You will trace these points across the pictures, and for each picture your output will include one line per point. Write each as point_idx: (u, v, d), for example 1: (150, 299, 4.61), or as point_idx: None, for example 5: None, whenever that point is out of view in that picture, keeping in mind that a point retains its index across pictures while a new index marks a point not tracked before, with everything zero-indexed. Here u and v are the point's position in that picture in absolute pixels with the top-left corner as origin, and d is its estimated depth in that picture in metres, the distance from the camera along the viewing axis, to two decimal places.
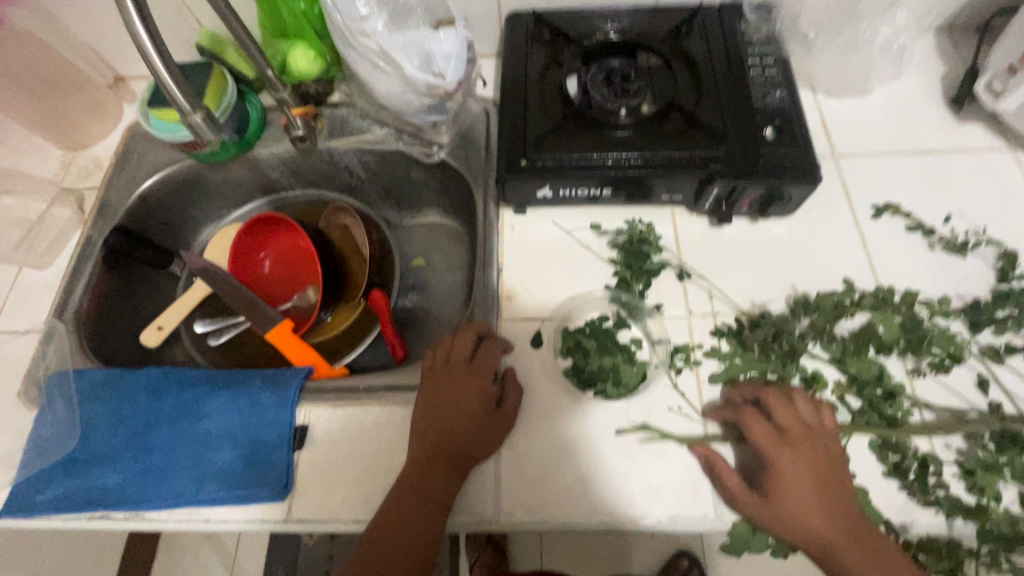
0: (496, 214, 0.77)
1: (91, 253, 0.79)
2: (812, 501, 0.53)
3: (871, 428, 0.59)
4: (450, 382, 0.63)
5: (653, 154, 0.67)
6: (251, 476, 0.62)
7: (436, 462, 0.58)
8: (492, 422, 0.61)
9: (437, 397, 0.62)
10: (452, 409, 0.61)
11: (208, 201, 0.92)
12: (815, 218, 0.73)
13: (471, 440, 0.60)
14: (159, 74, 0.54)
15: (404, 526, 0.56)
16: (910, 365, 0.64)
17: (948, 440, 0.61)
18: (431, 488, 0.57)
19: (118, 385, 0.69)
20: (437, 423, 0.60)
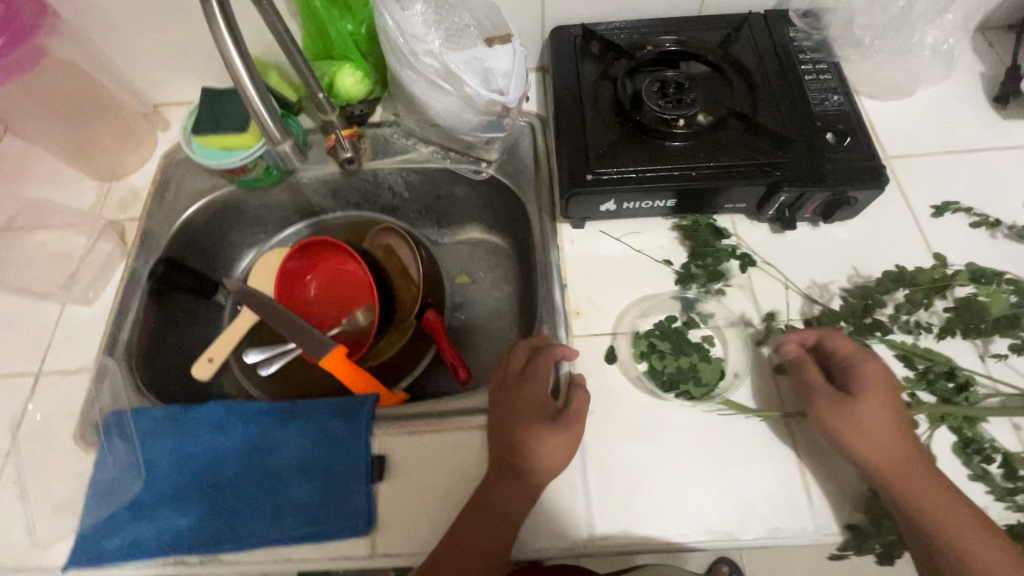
0: (553, 230, 0.76)
1: (137, 285, 0.77)
2: (882, 435, 0.55)
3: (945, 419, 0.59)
4: (518, 395, 0.62)
5: (717, 165, 0.67)
6: (331, 510, 0.60)
7: (507, 471, 0.57)
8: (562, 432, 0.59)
9: (506, 411, 0.61)
10: (519, 422, 0.60)
11: (248, 226, 0.90)
12: (875, 220, 0.73)
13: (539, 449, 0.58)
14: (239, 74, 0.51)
15: (468, 538, 0.55)
16: (982, 347, 0.65)
17: (1018, 423, 0.62)
18: (503, 494, 0.56)
19: (182, 420, 0.66)
20: (507, 435, 0.59)
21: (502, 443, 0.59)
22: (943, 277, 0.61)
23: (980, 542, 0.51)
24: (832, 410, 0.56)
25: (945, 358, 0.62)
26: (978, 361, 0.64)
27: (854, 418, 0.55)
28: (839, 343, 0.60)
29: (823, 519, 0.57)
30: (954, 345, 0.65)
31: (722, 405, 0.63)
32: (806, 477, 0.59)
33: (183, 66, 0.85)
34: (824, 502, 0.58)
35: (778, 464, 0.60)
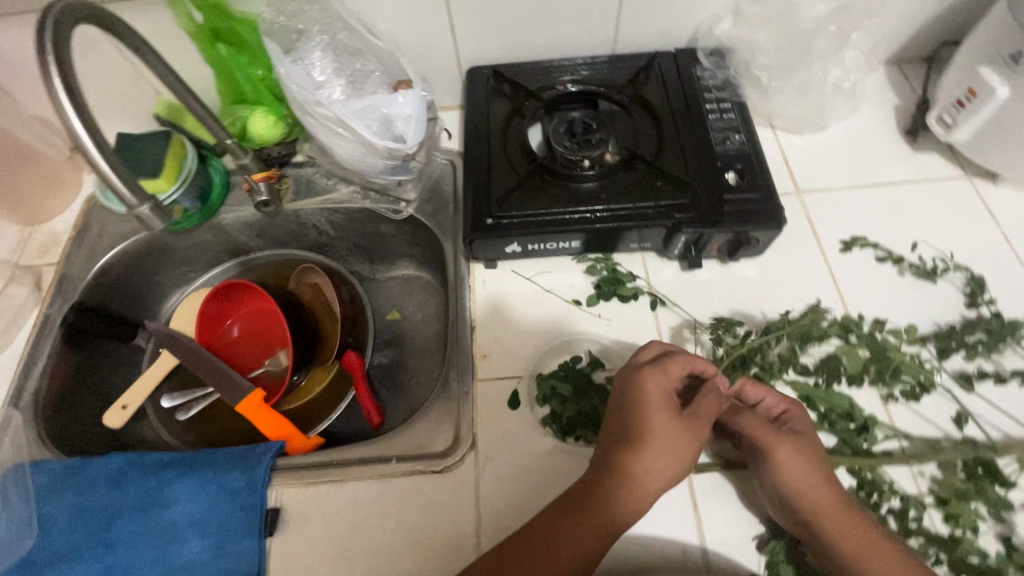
0: (466, 269, 0.75)
1: (49, 332, 0.77)
2: (818, 478, 0.55)
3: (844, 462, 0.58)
4: (667, 426, 0.55)
5: (618, 207, 0.68)
6: (220, 567, 0.59)
7: (586, 526, 0.52)
8: (645, 492, 0.53)
9: (661, 445, 0.54)
10: (676, 459, 0.54)
11: (174, 267, 0.90)
12: (785, 256, 0.72)
13: (620, 508, 0.53)
14: (81, 143, 0.48)
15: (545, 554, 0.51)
16: (884, 390, 0.63)
17: (922, 469, 0.59)
18: (572, 548, 0.51)
19: (79, 475, 0.65)
20: (650, 477, 0.53)
21: (586, 492, 0.54)
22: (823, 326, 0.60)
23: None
24: (783, 450, 0.55)
25: (846, 401, 0.59)
26: (878, 405, 0.63)
27: (793, 457, 0.55)
28: (765, 395, 0.59)
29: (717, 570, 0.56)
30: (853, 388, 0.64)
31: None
32: (701, 526, 0.58)
33: (104, 111, 0.86)
34: (718, 552, 0.57)
35: (676, 511, 0.59)
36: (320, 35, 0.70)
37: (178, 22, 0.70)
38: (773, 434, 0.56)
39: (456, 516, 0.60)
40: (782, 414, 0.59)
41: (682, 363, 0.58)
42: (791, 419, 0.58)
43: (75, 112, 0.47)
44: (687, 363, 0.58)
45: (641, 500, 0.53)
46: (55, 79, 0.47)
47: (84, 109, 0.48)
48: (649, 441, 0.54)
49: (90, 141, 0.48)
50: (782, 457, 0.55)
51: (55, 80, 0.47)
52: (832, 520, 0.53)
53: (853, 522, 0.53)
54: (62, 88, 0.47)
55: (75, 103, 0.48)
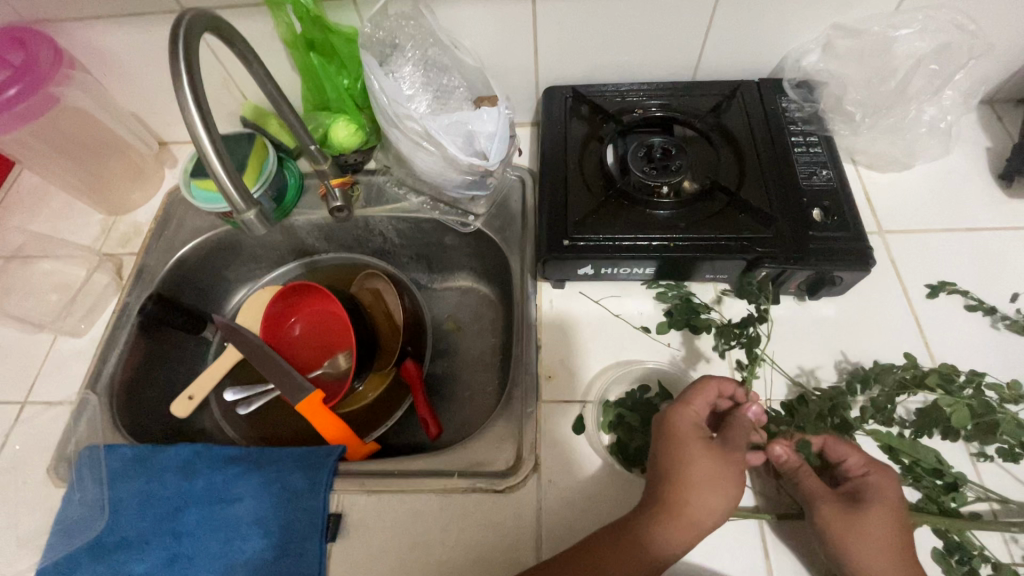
0: (534, 288, 0.75)
1: (126, 319, 0.80)
2: (886, 555, 0.51)
3: (927, 517, 0.54)
4: (706, 460, 0.52)
5: (697, 236, 0.66)
6: (280, 568, 0.59)
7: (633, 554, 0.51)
8: (689, 524, 0.51)
9: (701, 480, 0.52)
10: (716, 493, 0.52)
11: (243, 264, 0.93)
12: (866, 297, 0.70)
13: (669, 538, 0.51)
14: (202, 143, 0.49)
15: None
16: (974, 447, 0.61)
17: (1015, 535, 0.56)
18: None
19: (149, 463, 0.67)
20: (691, 511, 0.51)
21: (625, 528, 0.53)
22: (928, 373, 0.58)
23: None
24: (841, 522, 0.52)
25: (933, 455, 0.55)
26: (966, 463, 0.60)
27: (865, 537, 0.51)
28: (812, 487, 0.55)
29: None
30: (939, 442, 0.61)
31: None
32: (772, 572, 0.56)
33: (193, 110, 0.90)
34: None
35: (747, 552, 0.57)
36: (413, 50, 0.73)
37: (278, 30, 0.72)
38: (828, 501, 0.54)
39: (514, 538, 0.60)
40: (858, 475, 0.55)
41: (707, 395, 0.57)
42: (869, 484, 0.54)
43: (198, 116, 0.50)
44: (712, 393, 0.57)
45: (685, 532, 0.51)
46: (186, 86, 0.49)
47: (205, 112, 0.50)
48: (689, 479, 0.52)
49: (210, 144, 0.50)
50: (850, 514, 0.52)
51: (186, 86, 0.49)
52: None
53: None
54: (189, 91, 0.49)
55: (200, 107, 0.50)
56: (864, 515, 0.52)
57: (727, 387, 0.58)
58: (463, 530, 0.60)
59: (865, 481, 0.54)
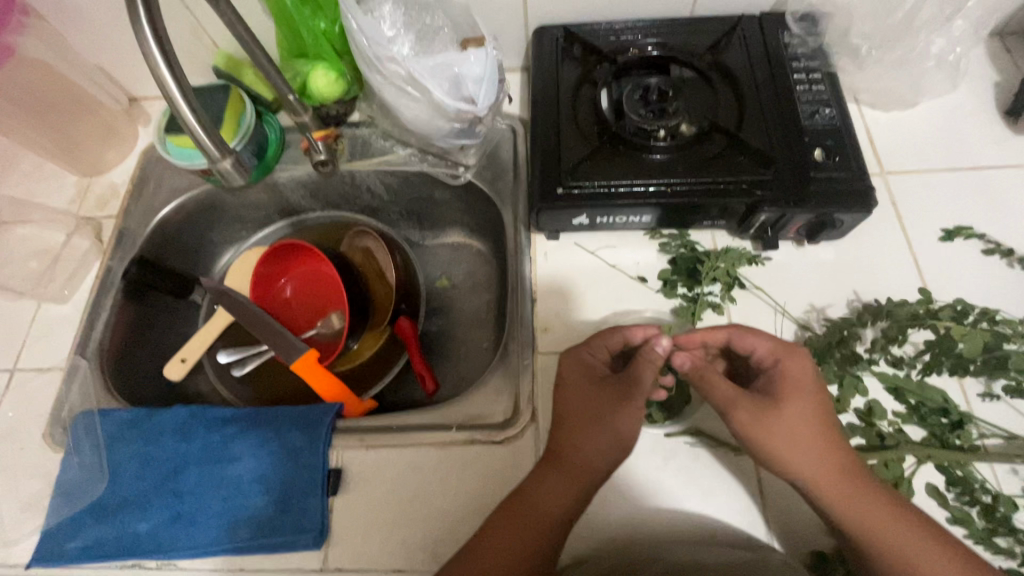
0: (527, 240, 0.74)
1: (111, 284, 0.78)
2: (808, 448, 0.52)
3: (930, 452, 0.56)
4: (582, 397, 0.58)
5: (695, 180, 0.64)
6: (283, 523, 0.60)
7: (527, 511, 0.53)
8: (576, 462, 0.55)
9: (577, 418, 0.57)
10: (597, 436, 0.55)
11: (227, 224, 0.90)
12: (865, 240, 0.69)
13: (554, 487, 0.54)
14: (161, 75, 0.49)
15: (502, 536, 0.52)
16: (980, 386, 0.60)
17: (1015, 466, 0.57)
18: (509, 548, 0.51)
19: (146, 426, 0.67)
20: (565, 444, 0.56)
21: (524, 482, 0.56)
22: (924, 314, 0.56)
23: (895, 521, 0.50)
24: (749, 414, 0.53)
25: (940, 394, 0.57)
26: (967, 399, 0.60)
27: (789, 428, 0.53)
28: (719, 390, 0.55)
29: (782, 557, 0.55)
30: (942, 380, 0.61)
31: (687, 434, 0.60)
32: (768, 511, 0.57)
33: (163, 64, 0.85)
34: (785, 544, 0.56)
35: (744, 495, 0.57)
36: None
37: None
38: (743, 405, 0.54)
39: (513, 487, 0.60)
40: (773, 365, 0.56)
41: (603, 340, 0.59)
42: (783, 371, 0.55)
43: (156, 51, 0.48)
44: (614, 338, 0.59)
45: (576, 475, 0.55)
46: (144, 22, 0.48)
47: (173, 65, 0.49)
48: (564, 416, 0.58)
49: (173, 82, 0.49)
50: (744, 411, 0.54)
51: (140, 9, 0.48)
52: (840, 504, 0.51)
53: (863, 492, 0.51)
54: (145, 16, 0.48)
55: (159, 37, 0.48)
56: (779, 415, 0.53)
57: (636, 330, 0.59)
58: (464, 480, 0.61)
59: (780, 371, 0.56)
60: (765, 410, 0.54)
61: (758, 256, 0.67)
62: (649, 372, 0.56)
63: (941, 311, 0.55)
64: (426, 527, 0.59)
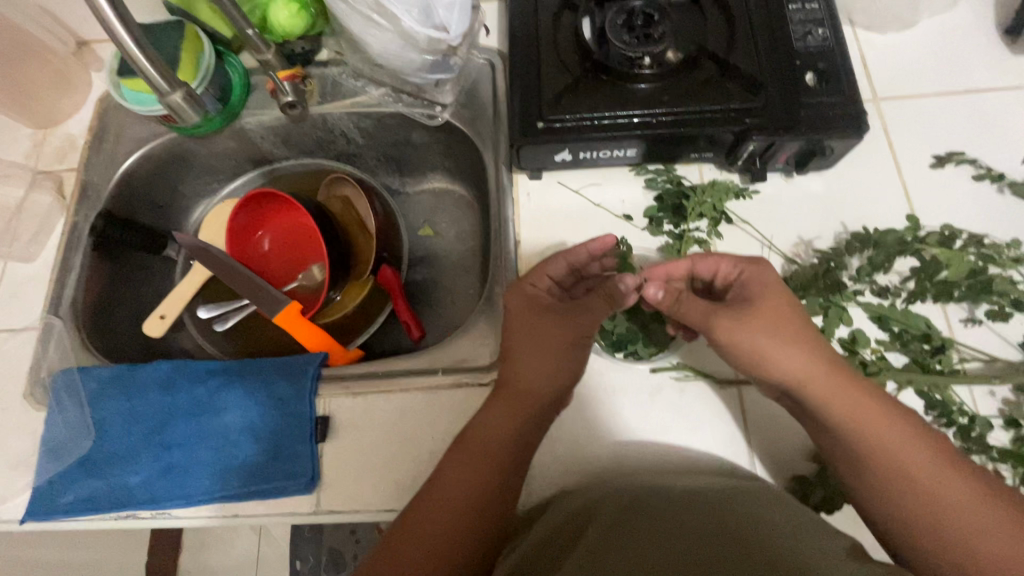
0: (509, 181, 0.71)
1: (78, 240, 0.75)
2: (799, 361, 0.49)
3: (911, 377, 0.56)
4: (524, 328, 0.57)
5: (682, 108, 0.62)
6: (275, 470, 0.60)
7: (475, 441, 0.52)
8: (521, 389, 0.54)
9: (517, 348, 0.56)
10: (541, 358, 0.55)
11: (197, 176, 0.86)
12: (856, 170, 0.67)
13: (499, 414, 0.53)
14: None
15: (458, 470, 0.51)
16: (964, 313, 0.61)
17: (993, 389, 0.58)
18: (464, 478, 0.50)
19: (129, 381, 0.66)
20: (506, 375, 0.56)
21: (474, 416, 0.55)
22: (909, 241, 0.54)
23: (908, 440, 0.46)
24: (727, 325, 0.52)
25: (923, 321, 0.57)
26: (951, 326, 0.60)
27: (755, 326, 0.51)
28: (692, 312, 0.54)
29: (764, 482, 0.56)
30: (926, 307, 0.61)
31: (672, 369, 0.60)
32: (752, 440, 0.58)
33: None
34: (767, 471, 0.57)
35: (728, 425, 0.58)
36: None
37: None
38: (723, 315, 0.52)
39: None
40: (737, 278, 0.55)
41: (545, 269, 0.58)
42: (746, 281, 0.54)
43: None
44: (556, 264, 0.58)
45: (521, 400, 0.54)
46: None
47: None
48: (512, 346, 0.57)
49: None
50: (723, 324, 0.52)
51: None
52: (849, 429, 0.47)
53: (845, 392, 0.48)
54: None
55: None
56: (762, 328, 0.50)
57: (580, 251, 0.58)
58: (453, 423, 0.61)
59: (743, 282, 0.55)
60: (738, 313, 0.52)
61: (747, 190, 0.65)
62: (603, 305, 0.57)
63: (925, 237, 0.54)
64: (417, 470, 0.60)
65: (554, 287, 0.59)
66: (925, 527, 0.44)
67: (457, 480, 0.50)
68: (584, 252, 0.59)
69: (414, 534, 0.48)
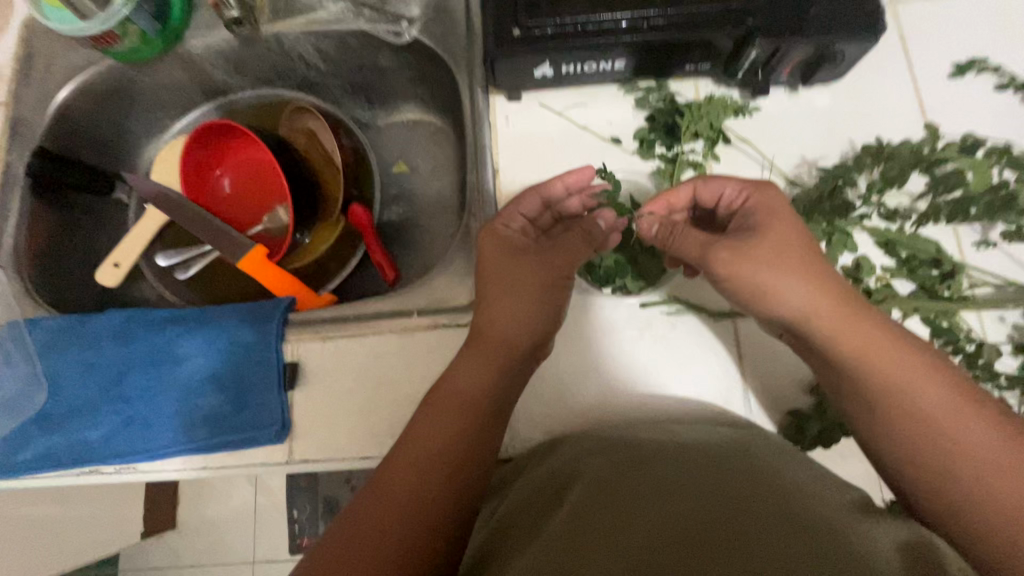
0: (485, 103, 0.64)
1: (13, 182, 0.68)
2: (802, 293, 0.44)
3: (916, 303, 0.53)
4: (495, 274, 0.52)
5: (677, 9, 0.54)
6: (243, 421, 0.57)
7: (441, 400, 0.47)
8: (493, 339, 0.49)
9: (490, 294, 0.51)
10: (514, 305, 0.50)
11: (143, 110, 0.78)
12: (867, 81, 0.61)
13: (467, 369, 0.48)
14: None
15: (422, 432, 0.45)
16: (976, 235, 0.56)
17: (1003, 314, 0.55)
18: (428, 441, 0.45)
19: (79, 334, 0.61)
20: (477, 325, 0.50)
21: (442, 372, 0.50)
22: (926, 154, 0.49)
23: (916, 381, 0.41)
24: (726, 254, 0.47)
25: (933, 245, 0.53)
26: (961, 250, 0.56)
27: (755, 256, 0.46)
28: (687, 246, 0.49)
29: (758, 418, 0.54)
30: (936, 230, 0.57)
31: (663, 303, 0.56)
32: (747, 374, 0.54)
33: None
34: (763, 405, 0.54)
35: (721, 361, 0.55)
36: None
37: None
38: (720, 245, 0.47)
39: None
40: (742, 205, 0.50)
41: (516, 207, 0.53)
42: (751, 208, 0.49)
43: None
44: (529, 201, 0.54)
45: (492, 351, 0.49)
46: None
47: None
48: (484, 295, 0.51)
49: None
50: (720, 256, 0.47)
51: None
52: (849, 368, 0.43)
53: (851, 325, 0.43)
54: None
55: None
56: (759, 256, 0.46)
57: (556, 184, 0.54)
58: (429, 365, 0.58)
59: (749, 208, 0.49)
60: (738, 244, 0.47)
61: (747, 106, 0.59)
62: (581, 241, 0.53)
63: (944, 151, 0.48)
64: (393, 417, 0.57)
65: (528, 225, 0.55)
66: (934, 472, 0.40)
67: (419, 443, 0.45)
68: (560, 185, 0.54)
69: (373, 493, 0.43)
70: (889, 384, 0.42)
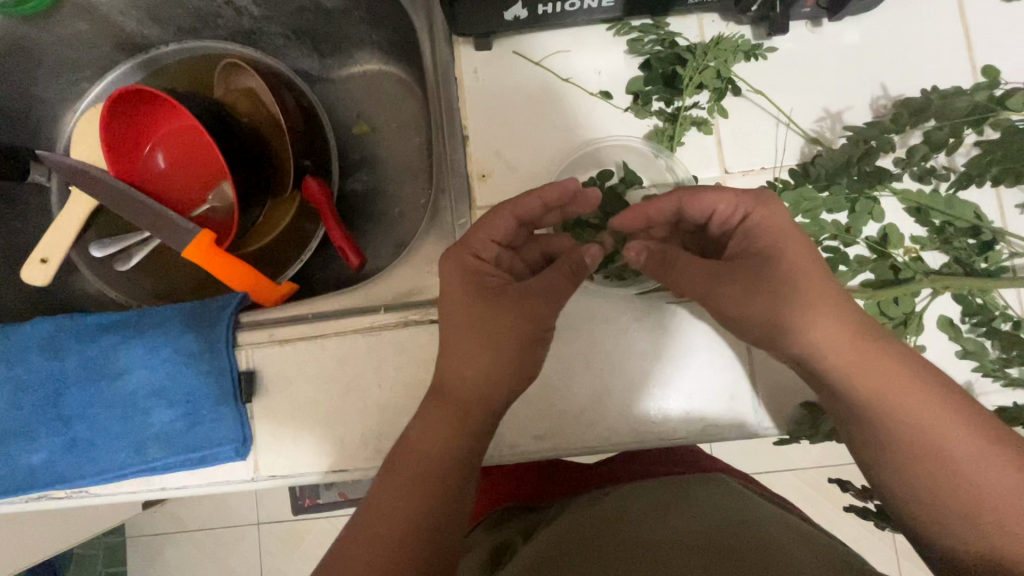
0: (449, 53, 0.54)
1: None
2: (820, 310, 0.40)
3: (952, 281, 0.46)
4: (461, 311, 0.45)
5: None
6: (198, 437, 0.51)
7: (408, 466, 0.42)
8: (462, 397, 0.44)
9: (457, 340, 0.44)
10: (484, 352, 0.44)
11: (53, 72, 0.66)
12: (905, 10, 0.50)
13: (432, 429, 0.43)
14: None
15: (389, 508, 0.41)
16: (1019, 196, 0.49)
17: None
18: (387, 514, 0.41)
19: (4, 348, 0.55)
20: (446, 374, 0.44)
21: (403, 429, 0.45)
22: (985, 104, 0.41)
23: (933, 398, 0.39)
24: (732, 288, 0.41)
25: (972, 211, 0.46)
26: (1001, 215, 0.49)
27: (768, 290, 0.41)
28: (686, 286, 0.43)
29: (766, 412, 0.49)
30: (974, 193, 0.49)
31: (662, 289, 0.49)
32: (756, 366, 0.49)
33: None
34: (772, 399, 0.49)
35: (727, 353, 0.49)
36: None
37: None
38: (726, 279, 0.42)
39: None
40: (740, 224, 0.43)
41: (485, 230, 0.45)
42: (754, 227, 0.43)
43: None
44: (500, 224, 0.45)
45: (465, 413, 0.44)
46: None
47: None
48: (452, 339, 0.45)
49: None
50: (727, 296, 0.41)
51: None
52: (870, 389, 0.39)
53: (871, 357, 0.40)
54: None
55: None
56: (771, 283, 0.41)
57: (531, 202, 0.45)
58: (402, 369, 0.51)
59: (747, 230, 0.43)
60: (741, 280, 0.42)
61: (760, 47, 0.49)
62: (566, 282, 0.44)
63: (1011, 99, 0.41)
64: (365, 427, 0.51)
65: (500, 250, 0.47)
66: (955, 490, 0.38)
67: (385, 519, 0.40)
68: (537, 203, 0.45)
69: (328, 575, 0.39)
70: (903, 400, 0.39)
